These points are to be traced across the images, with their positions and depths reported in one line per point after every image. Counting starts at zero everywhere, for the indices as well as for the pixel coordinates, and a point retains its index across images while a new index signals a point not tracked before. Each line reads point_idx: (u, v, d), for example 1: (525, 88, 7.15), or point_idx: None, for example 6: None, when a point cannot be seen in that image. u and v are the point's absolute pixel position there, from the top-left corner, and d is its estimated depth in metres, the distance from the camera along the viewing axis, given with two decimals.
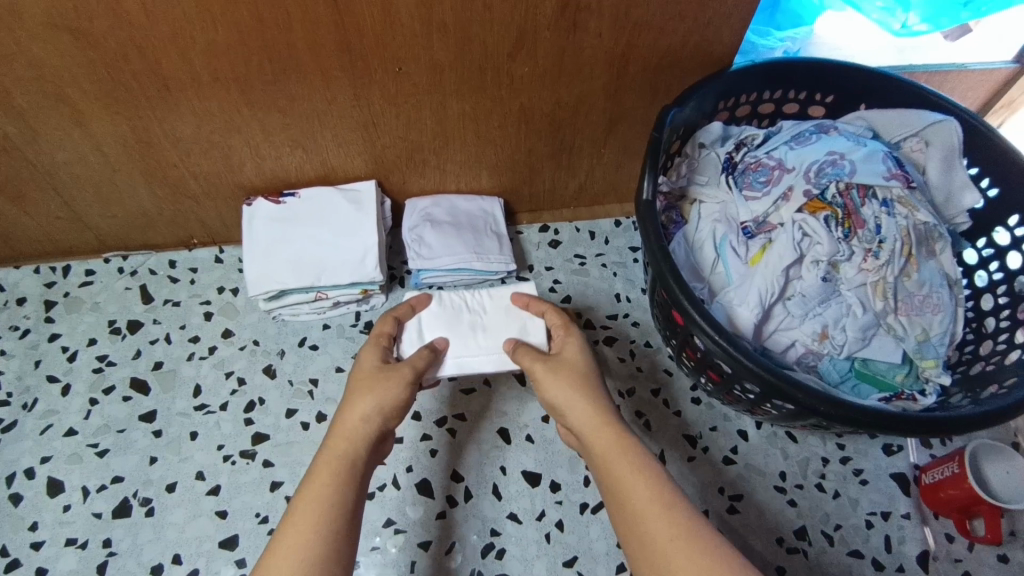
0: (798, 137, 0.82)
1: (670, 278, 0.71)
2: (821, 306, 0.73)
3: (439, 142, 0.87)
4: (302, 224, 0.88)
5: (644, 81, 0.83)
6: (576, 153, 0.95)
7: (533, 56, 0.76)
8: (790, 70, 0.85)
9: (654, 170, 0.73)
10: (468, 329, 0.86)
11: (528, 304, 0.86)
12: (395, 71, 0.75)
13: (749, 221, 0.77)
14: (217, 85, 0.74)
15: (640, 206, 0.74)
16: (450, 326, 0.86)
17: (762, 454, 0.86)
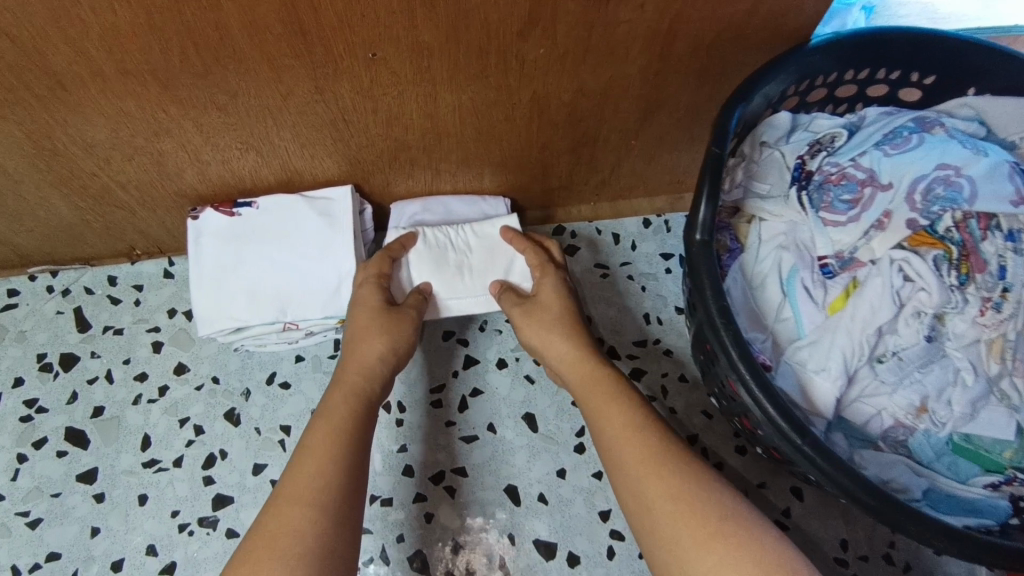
0: (891, 136, 0.63)
1: (732, 347, 0.55)
2: (921, 370, 0.57)
3: (430, 139, 0.69)
4: (262, 240, 0.72)
5: (694, 62, 0.64)
6: (600, 146, 0.76)
7: (551, 35, 0.57)
8: (884, 45, 0.65)
9: (714, 195, 0.56)
10: (453, 272, 0.74)
11: (512, 240, 0.74)
12: (369, 59, 0.56)
13: (829, 257, 0.61)
14: (130, 80, 0.55)
15: (693, 245, 0.58)
16: (432, 267, 0.73)
17: (819, 518, 0.72)
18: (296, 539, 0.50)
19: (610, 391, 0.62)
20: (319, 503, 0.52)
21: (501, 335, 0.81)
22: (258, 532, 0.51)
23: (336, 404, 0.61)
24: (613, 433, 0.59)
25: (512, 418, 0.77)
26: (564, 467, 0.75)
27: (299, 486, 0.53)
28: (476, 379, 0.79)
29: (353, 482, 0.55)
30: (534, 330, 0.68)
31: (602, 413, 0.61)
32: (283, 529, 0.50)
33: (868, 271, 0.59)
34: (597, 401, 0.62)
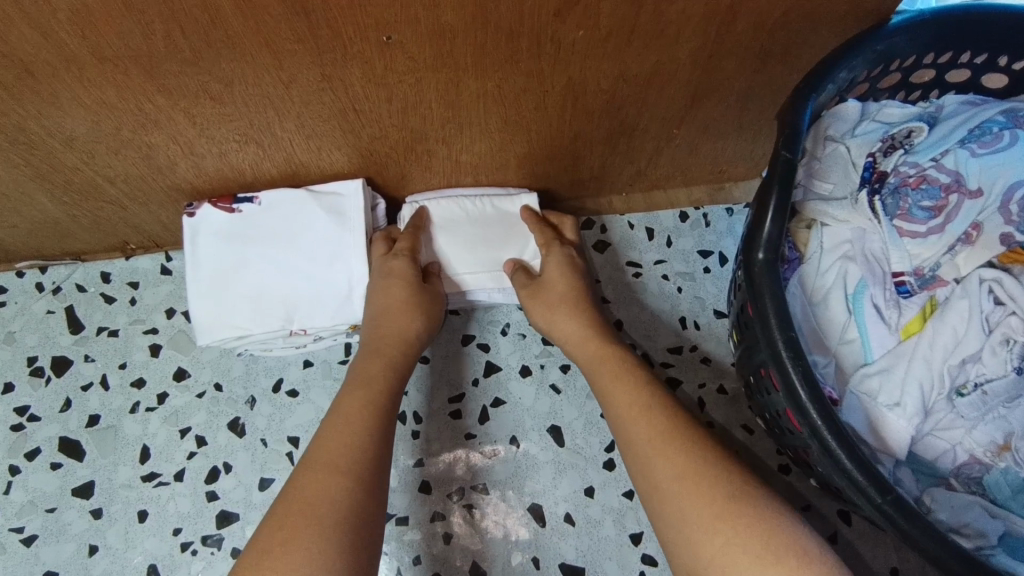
0: (981, 135, 0.56)
1: (796, 379, 0.48)
2: (1005, 404, 0.51)
3: (450, 130, 0.62)
4: (267, 242, 0.66)
5: (754, 44, 0.56)
6: (638, 136, 0.68)
7: (594, 14, 0.49)
8: (973, 25, 0.56)
9: (783, 208, 0.51)
10: (467, 245, 0.70)
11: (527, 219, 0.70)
12: (382, 43, 0.49)
13: (908, 274, 0.55)
14: (109, 69, 0.48)
15: (754, 265, 0.52)
16: (442, 241, 0.69)
17: (869, 544, 0.67)
18: (328, 502, 0.48)
19: (651, 414, 0.54)
20: (353, 470, 0.50)
21: (524, 339, 0.75)
22: (288, 494, 0.49)
23: (371, 375, 0.59)
24: (659, 462, 0.51)
25: (537, 431, 0.71)
26: (592, 485, 0.69)
27: (330, 453, 0.51)
28: (497, 389, 0.73)
29: (376, 482, 0.51)
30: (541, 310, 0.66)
31: (649, 434, 0.53)
32: (316, 489, 0.49)
33: (951, 291, 0.53)
34: (649, 424, 0.54)
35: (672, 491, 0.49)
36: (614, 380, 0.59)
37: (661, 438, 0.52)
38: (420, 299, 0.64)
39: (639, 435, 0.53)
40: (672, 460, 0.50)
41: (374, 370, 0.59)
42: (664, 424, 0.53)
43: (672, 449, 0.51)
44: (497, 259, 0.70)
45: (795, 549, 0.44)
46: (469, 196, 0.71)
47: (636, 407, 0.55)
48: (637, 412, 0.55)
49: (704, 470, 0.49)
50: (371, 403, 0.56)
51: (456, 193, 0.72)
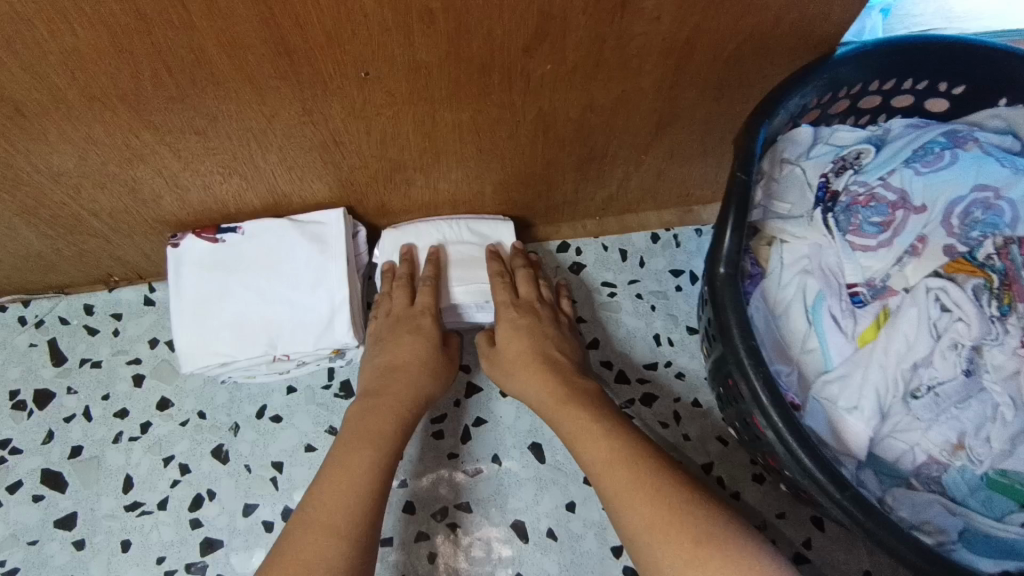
0: (924, 154, 0.60)
1: (758, 384, 0.51)
2: (957, 406, 0.54)
3: (428, 159, 0.65)
4: (250, 270, 0.68)
5: (710, 75, 0.60)
6: (609, 160, 0.72)
7: (559, 49, 0.53)
8: (916, 53, 0.61)
9: (741, 225, 0.54)
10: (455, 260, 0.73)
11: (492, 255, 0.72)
12: (360, 78, 0.51)
13: (861, 285, 0.58)
14: (97, 107, 0.50)
15: (714, 277, 0.55)
16: (435, 262, 0.71)
17: (843, 549, 0.69)
18: (323, 565, 0.50)
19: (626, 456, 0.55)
20: (351, 532, 0.52)
21: None
22: (285, 552, 0.51)
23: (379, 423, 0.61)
24: (636, 502, 0.52)
25: (517, 449, 0.73)
26: (573, 500, 0.71)
27: (326, 512, 0.54)
28: (478, 408, 0.75)
29: None
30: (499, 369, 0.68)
31: (615, 487, 0.54)
32: (314, 554, 0.50)
33: (901, 300, 0.56)
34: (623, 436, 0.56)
35: (642, 542, 0.51)
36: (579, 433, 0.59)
37: (630, 487, 0.53)
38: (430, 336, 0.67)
39: (608, 488, 0.55)
40: (636, 502, 0.52)
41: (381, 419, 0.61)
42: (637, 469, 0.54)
43: (647, 496, 0.52)
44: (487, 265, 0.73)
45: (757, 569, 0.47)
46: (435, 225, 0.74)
47: (615, 451, 0.56)
48: (604, 466, 0.56)
49: (677, 505, 0.51)
50: (379, 446, 0.59)
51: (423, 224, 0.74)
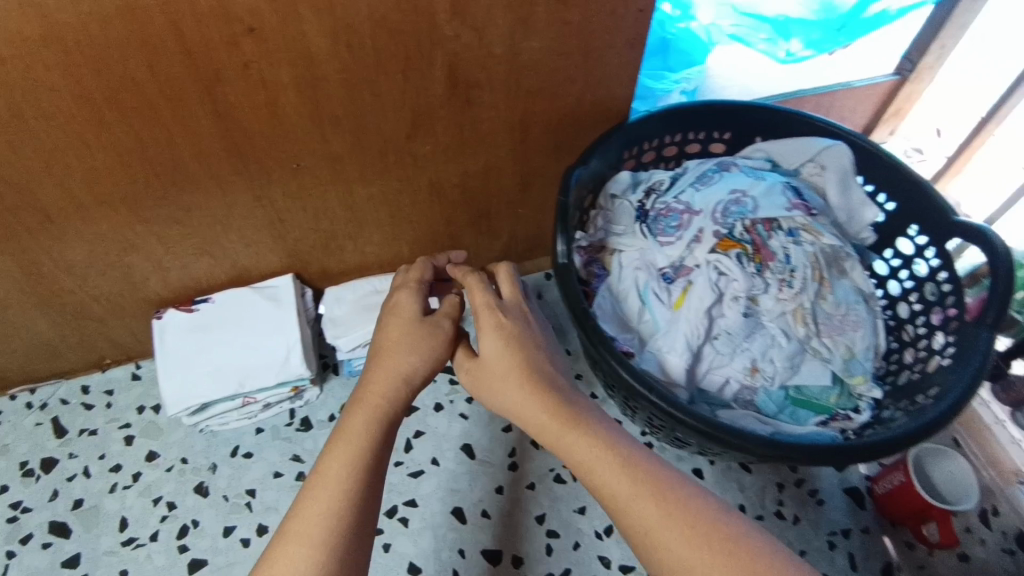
0: (702, 177, 0.85)
1: (592, 339, 0.70)
2: (747, 340, 0.74)
3: (353, 227, 0.86)
4: (219, 331, 0.86)
5: (547, 143, 0.85)
6: (495, 216, 0.95)
7: (432, 135, 0.77)
8: (688, 114, 0.88)
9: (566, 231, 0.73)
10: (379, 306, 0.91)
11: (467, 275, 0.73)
12: (293, 168, 0.74)
13: (667, 268, 0.79)
14: (105, 208, 0.71)
15: (558, 270, 0.74)
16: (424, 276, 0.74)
17: (719, 490, 0.86)
18: None
19: (653, 488, 0.53)
20: None
21: (435, 383, 0.95)
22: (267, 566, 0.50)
23: (355, 430, 0.59)
24: (669, 537, 0.51)
25: (452, 450, 0.89)
26: (501, 484, 0.87)
27: None
28: (418, 423, 0.92)
29: None
30: (490, 386, 0.64)
31: (645, 524, 0.52)
32: (286, 565, 0.50)
33: (694, 273, 0.76)
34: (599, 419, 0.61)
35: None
36: (587, 461, 0.56)
37: (665, 525, 0.51)
38: (414, 338, 0.66)
39: (636, 526, 0.52)
40: None
41: (358, 422, 0.60)
42: (664, 498, 0.52)
43: (683, 534, 0.50)
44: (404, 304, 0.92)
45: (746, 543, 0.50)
46: (361, 286, 0.94)
47: (641, 485, 0.53)
48: (629, 502, 0.53)
49: (717, 546, 0.49)
50: None
51: (353, 286, 0.94)
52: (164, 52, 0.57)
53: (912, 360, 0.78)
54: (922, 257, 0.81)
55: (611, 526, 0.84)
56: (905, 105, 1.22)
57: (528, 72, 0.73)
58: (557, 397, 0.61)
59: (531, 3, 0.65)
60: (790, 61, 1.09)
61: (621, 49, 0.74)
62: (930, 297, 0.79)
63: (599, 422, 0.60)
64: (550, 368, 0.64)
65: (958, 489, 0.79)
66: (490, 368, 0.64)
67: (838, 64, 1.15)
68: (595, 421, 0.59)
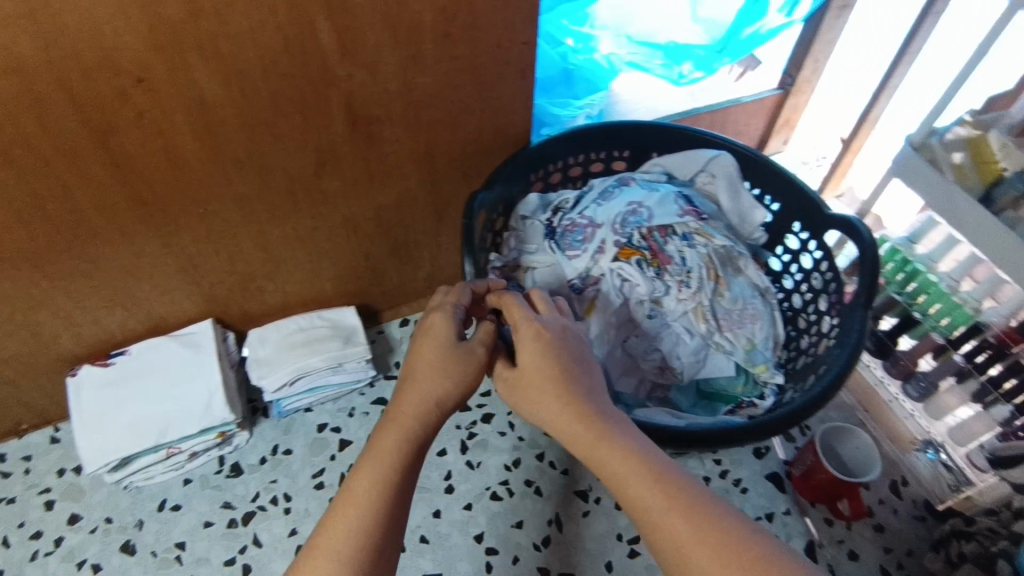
0: (604, 193, 0.90)
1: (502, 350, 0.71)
2: (655, 341, 0.81)
3: (270, 267, 0.87)
4: (137, 382, 0.85)
5: (455, 170, 0.89)
6: (414, 246, 0.98)
7: (339, 171, 0.80)
8: (586, 136, 0.93)
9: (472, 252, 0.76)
10: (307, 345, 0.92)
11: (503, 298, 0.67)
12: (201, 213, 0.75)
13: (575, 279, 0.82)
14: (7, 267, 0.70)
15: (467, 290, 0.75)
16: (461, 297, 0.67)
17: None
18: None
19: (686, 502, 0.48)
20: None
21: (368, 415, 0.94)
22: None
23: (385, 447, 0.55)
24: (702, 555, 0.46)
25: None
26: (438, 508, 0.88)
27: None
28: (351, 456, 0.91)
29: None
30: (528, 401, 0.59)
31: (676, 541, 0.47)
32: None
33: (601, 283, 0.80)
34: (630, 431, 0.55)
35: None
36: (619, 476, 0.52)
37: (696, 543, 0.46)
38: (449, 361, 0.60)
39: (665, 544, 0.47)
40: None
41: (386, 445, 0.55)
42: (693, 514, 0.48)
43: (716, 554, 0.45)
44: (333, 342, 0.92)
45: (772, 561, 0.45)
46: (288, 325, 0.94)
47: (666, 498, 0.49)
48: (661, 516, 0.48)
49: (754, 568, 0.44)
50: None
51: (278, 324, 0.94)
52: (54, 108, 0.59)
53: (808, 345, 0.84)
54: (806, 251, 0.88)
55: (549, 537, 0.86)
56: (792, 116, 1.32)
57: (426, 105, 0.77)
58: (590, 406, 0.56)
59: (418, 40, 0.69)
60: (687, 84, 1.16)
61: (512, 78, 0.79)
62: (817, 286, 0.86)
63: (628, 431, 0.55)
64: (587, 382, 0.59)
65: (860, 464, 0.86)
66: (530, 386, 0.58)
67: (726, 82, 1.25)
68: (624, 432, 0.54)
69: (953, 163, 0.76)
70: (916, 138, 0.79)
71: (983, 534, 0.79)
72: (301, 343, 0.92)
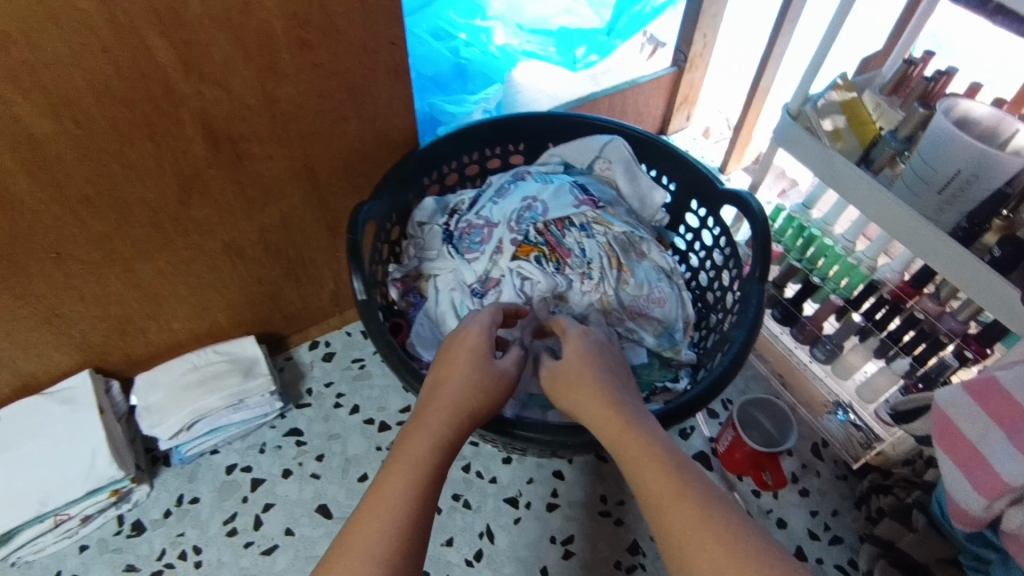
0: (500, 190, 0.87)
1: (397, 368, 0.67)
2: None
3: (150, 306, 0.81)
4: (9, 449, 0.77)
5: (342, 182, 0.84)
6: (312, 265, 0.92)
7: (208, 197, 0.74)
8: (478, 133, 0.90)
9: (360, 266, 0.72)
10: (200, 385, 0.85)
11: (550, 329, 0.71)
12: (52, 258, 0.68)
13: (474, 283, 0.80)
14: None
15: (359, 307, 0.71)
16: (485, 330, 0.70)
17: (580, 487, 0.89)
18: None
19: (686, 489, 0.50)
20: None
21: (281, 449, 0.90)
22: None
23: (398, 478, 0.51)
24: (702, 539, 0.46)
25: (307, 515, 0.84)
26: None
27: None
28: (265, 496, 0.85)
29: None
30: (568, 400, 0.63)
31: (681, 526, 0.47)
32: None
33: (500, 285, 0.78)
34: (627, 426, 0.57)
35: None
36: (639, 464, 0.53)
37: (700, 528, 0.47)
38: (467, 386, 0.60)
39: (671, 528, 0.48)
40: None
41: (420, 449, 0.53)
42: (699, 502, 0.48)
43: (718, 539, 0.46)
44: (229, 377, 0.86)
45: (748, 544, 0.45)
46: (181, 365, 0.87)
47: (672, 483, 0.50)
48: (668, 503, 0.49)
49: (753, 554, 0.45)
50: None
51: (171, 365, 0.88)
52: None
53: (716, 322, 0.84)
54: (706, 228, 0.89)
55: (480, 550, 0.84)
56: (690, 92, 1.33)
57: (295, 117, 0.72)
58: (613, 401, 0.60)
59: (273, 50, 0.64)
60: (582, 67, 1.17)
61: (386, 80, 0.75)
62: (718, 262, 0.86)
63: (650, 423, 0.58)
64: (606, 383, 0.62)
65: (774, 437, 0.88)
66: (570, 392, 0.63)
67: (620, 64, 1.24)
68: (648, 422, 0.57)
69: (828, 130, 0.77)
70: (792, 107, 0.79)
71: (900, 486, 0.83)
72: (193, 384, 0.85)
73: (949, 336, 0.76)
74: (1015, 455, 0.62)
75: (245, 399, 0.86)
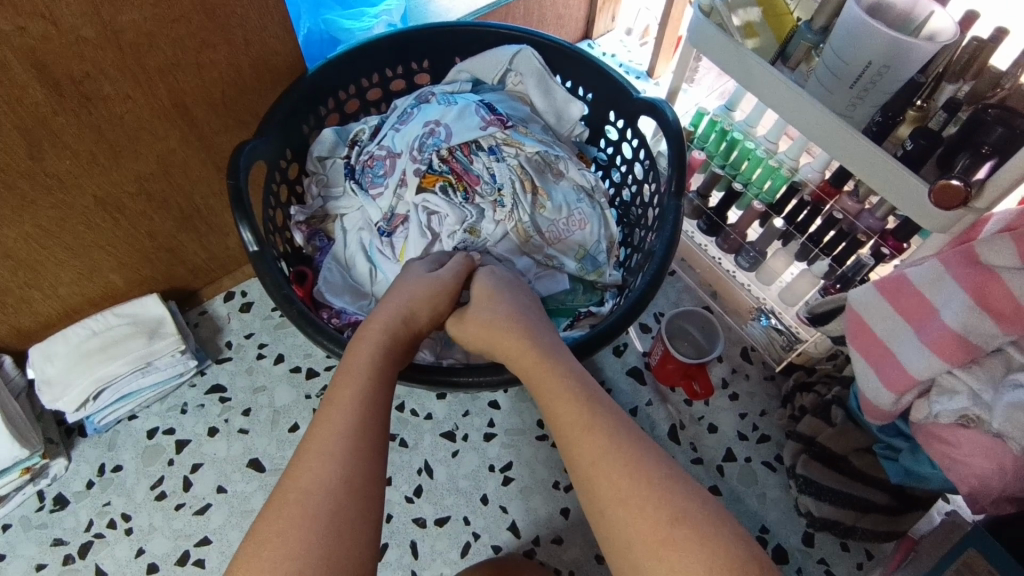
0: (402, 115, 0.80)
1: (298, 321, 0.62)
2: None
3: (26, 273, 0.74)
4: None
5: (223, 118, 0.76)
6: (210, 212, 0.85)
7: (62, 146, 0.65)
8: (370, 51, 0.80)
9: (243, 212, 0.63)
10: (100, 350, 0.81)
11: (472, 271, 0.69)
12: None
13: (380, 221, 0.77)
14: None
15: (251, 258, 0.64)
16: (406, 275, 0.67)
17: (517, 414, 0.89)
18: None
19: (594, 419, 0.49)
20: None
21: (204, 407, 0.86)
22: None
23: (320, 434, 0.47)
24: (607, 468, 0.46)
25: (238, 471, 0.82)
26: None
27: None
28: (193, 456, 0.83)
29: None
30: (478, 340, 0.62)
31: (586, 457, 0.47)
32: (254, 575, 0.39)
33: (406, 223, 0.76)
34: (537, 361, 0.56)
35: (614, 512, 0.44)
36: (547, 395, 0.52)
37: (606, 457, 0.47)
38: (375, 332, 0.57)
39: (574, 456, 0.48)
40: None
41: (358, 357, 0.53)
42: (601, 434, 0.48)
43: (620, 467, 0.46)
44: (132, 341, 0.82)
45: (649, 471, 0.45)
46: (79, 330, 0.83)
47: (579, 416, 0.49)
48: (574, 437, 0.48)
49: (646, 476, 0.45)
50: None
51: (67, 330, 0.83)
52: None
53: (639, 238, 0.81)
54: (625, 140, 0.85)
55: (420, 486, 0.84)
56: None
57: (147, 48, 0.63)
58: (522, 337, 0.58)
59: None
60: None
61: None
62: (639, 175, 0.83)
63: (560, 356, 0.56)
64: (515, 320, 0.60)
65: (701, 347, 0.89)
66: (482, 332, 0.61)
67: None
68: (558, 354, 0.56)
69: (739, 25, 0.71)
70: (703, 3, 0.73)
71: (821, 383, 0.87)
72: (94, 350, 0.81)
73: (867, 233, 0.75)
74: (920, 351, 0.63)
75: (151, 360, 0.82)
